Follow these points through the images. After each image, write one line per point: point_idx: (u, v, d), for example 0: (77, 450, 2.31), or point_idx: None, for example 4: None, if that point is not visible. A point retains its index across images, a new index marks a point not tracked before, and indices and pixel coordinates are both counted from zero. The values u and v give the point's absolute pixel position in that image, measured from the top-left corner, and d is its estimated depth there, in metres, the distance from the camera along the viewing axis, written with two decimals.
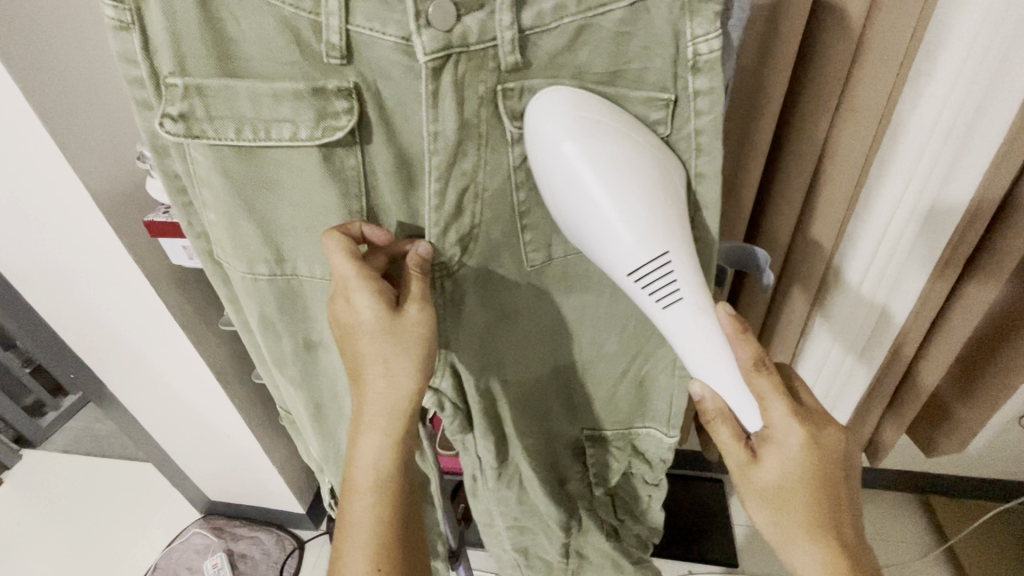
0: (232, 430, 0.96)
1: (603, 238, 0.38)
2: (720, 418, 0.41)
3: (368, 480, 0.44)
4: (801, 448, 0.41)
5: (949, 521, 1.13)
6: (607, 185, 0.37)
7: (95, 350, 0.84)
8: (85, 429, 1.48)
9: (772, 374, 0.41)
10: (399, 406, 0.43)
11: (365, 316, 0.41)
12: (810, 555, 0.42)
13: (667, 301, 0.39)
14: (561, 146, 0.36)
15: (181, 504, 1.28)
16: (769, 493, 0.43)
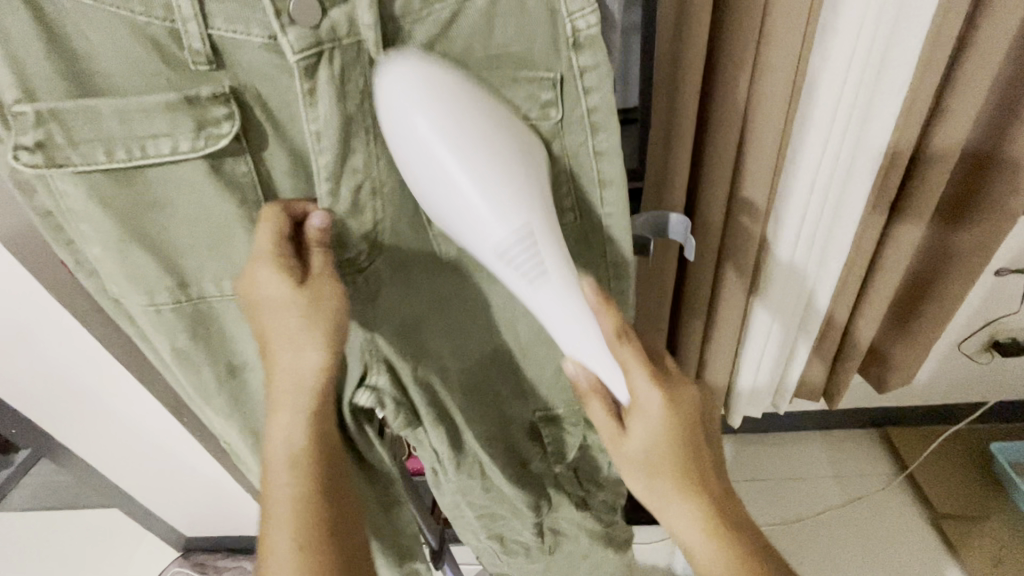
0: (196, 462, 0.93)
1: (454, 207, 0.36)
2: (593, 392, 0.44)
3: (284, 456, 0.43)
4: (663, 410, 0.43)
5: (906, 449, 1.20)
6: (462, 154, 0.35)
7: (35, 402, 0.80)
8: None
9: (633, 341, 0.42)
10: (310, 383, 0.42)
11: (273, 292, 0.40)
12: (684, 511, 0.44)
13: (533, 278, 0.38)
14: (413, 119, 0.34)
15: (158, 546, 1.23)
16: (644, 463, 0.45)
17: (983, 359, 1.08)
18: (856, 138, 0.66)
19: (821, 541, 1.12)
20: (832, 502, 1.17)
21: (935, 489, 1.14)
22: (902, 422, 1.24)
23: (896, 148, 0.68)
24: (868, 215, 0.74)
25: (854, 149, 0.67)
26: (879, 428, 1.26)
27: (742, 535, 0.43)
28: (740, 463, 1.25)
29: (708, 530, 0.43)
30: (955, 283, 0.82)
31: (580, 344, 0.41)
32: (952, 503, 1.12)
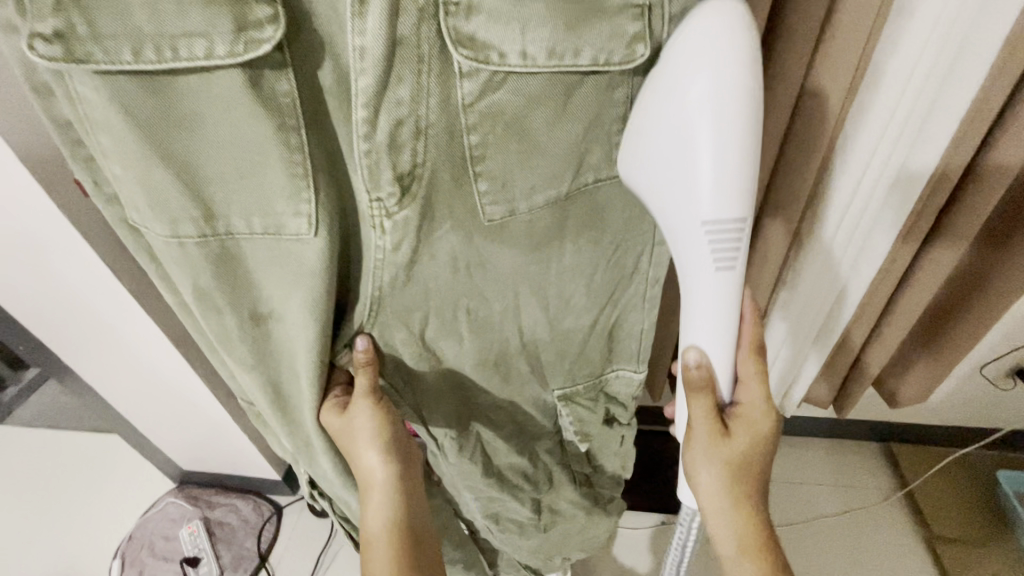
0: (198, 398, 0.93)
1: (682, 178, 0.39)
2: (705, 383, 0.48)
3: (380, 531, 0.53)
4: (767, 420, 0.51)
5: (908, 467, 1.18)
6: (719, 147, 0.37)
7: (43, 320, 0.80)
8: (47, 404, 1.43)
9: (761, 365, 0.52)
10: (390, 472, 0.54)
11: (335, 424, 0.51)
12: (734, 517, 0.51)
13: (721, 259, 0.42)
14: (690, 85, 0.36)
15: (153, 477, 1.25)
16: (731, 463, 0.50)
17: (1004, 385, 1.05)
18: (902, 159, 0.62)
19: (812, 549, 1.11)
20: (825, 510, 1.16)
21: (933, 508, 1.13)
22: (908, 439, 1.22)
23: (947, 167, 0.63)
24: (905, 233, 0.70)
25: (903, 159, 0.62)
26: (883, 442, 1.24)
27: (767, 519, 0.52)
28: None
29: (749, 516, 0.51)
30: (987, 313, 0.79)
31: (724, 327, 0.47)
32: (949, 527, 1.11)
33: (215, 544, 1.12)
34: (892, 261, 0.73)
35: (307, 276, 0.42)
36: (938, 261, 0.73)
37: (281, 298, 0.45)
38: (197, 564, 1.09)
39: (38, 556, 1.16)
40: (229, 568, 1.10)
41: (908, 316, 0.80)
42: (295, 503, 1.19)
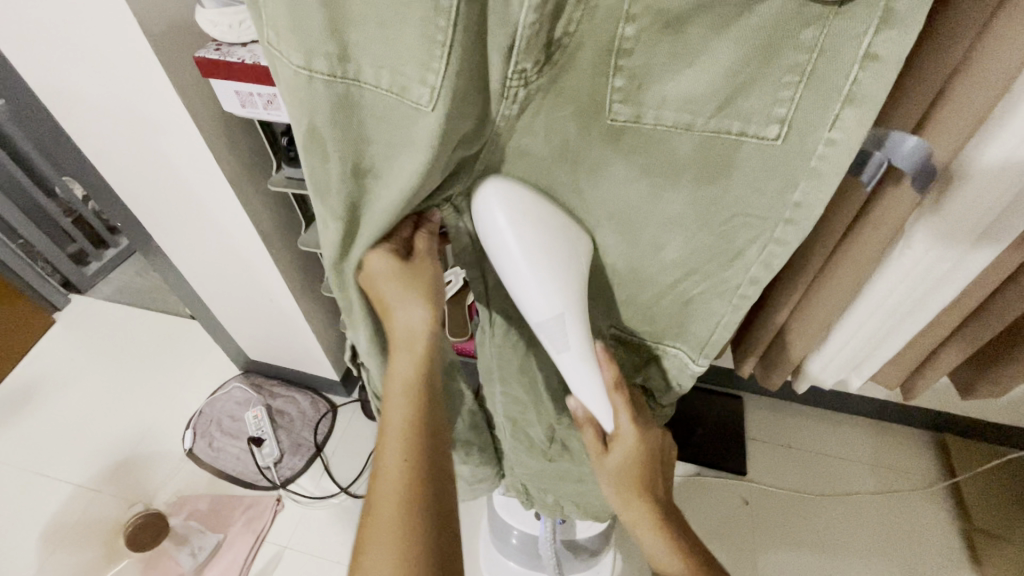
0: (275, 292, 0.98)
1: (518, 291, 0.47)
2: (587, 422, 0.55)
3: (398, 390, 0.50)
4: (636, 441, 0.54)
5: (960, 460, 1.15)
6: (529, 254, 0.46)
7: (143, 197, 0.86)
8: (128, 281, 1.55)
9: (624, 392, 0.53)
10: (419, 334, 0.50)
11: (381, 269, 0.49)
12: (653, 541, 0.55)
13: (559, 348, 0.49)
14: (495, 217, 0.46)
15: (220, 361, 1.35)
16: (617, 478, 0.56)
17: None
18: None
19: (840, 522, 1.12)
20: (863, 487, 1.15)
21: (979, 503, 1.10)
22: (963, 433, 1.19)
23: None
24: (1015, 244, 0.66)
25: None
26: (936, 432, 1.21)
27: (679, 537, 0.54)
28: (777, 428, 1.24)
29: (667, 542, 0.54)
30: None
31: (588, 395, 0.52)
32: (992, 521, 1.08)
33: (276, 430, 1.20)
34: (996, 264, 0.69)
35: (420, 144, 0.41)
36: None
37: (390, 157, 0.44)
38: (261, 445, 1.17)
39: (114, 413, 1.27)
40: (289, 453, 1.18)
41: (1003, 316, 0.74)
42: (349, 405, 1.26)
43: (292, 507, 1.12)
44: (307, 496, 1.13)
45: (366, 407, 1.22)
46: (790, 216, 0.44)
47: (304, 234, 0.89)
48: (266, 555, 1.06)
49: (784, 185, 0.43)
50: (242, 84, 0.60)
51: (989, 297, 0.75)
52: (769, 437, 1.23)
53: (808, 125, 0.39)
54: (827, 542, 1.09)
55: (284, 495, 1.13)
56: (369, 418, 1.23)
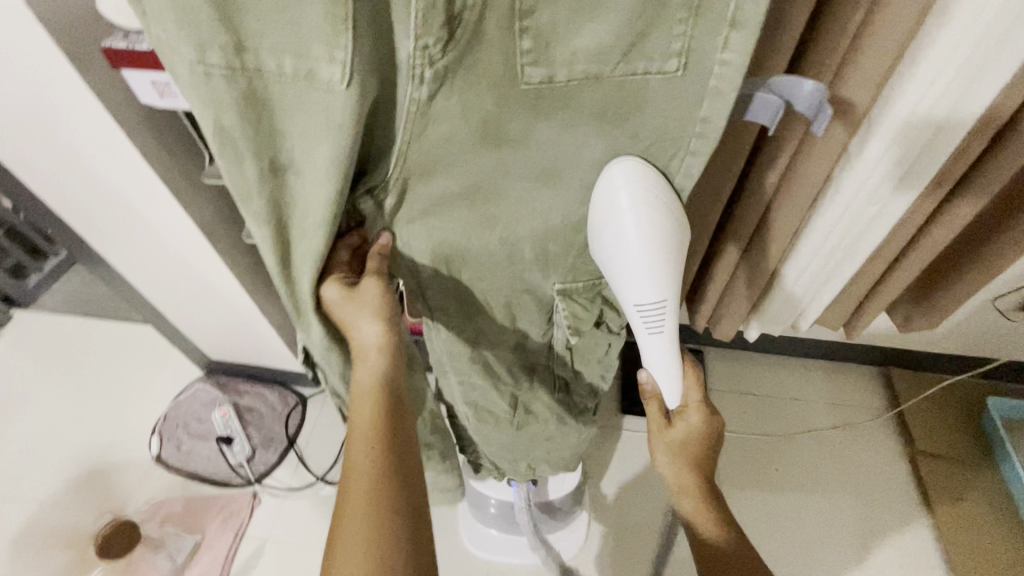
0: (227, 288, 0.96)
1: (627, 278, 0.50)
2: (654, 394, 0.59)
3: (363, 397, 0.52)
4: (702, 422, 0.59)
5: (904, 391, 1.23)
6: (648, 250, 0.49)
7: (72, 202, 0.82)
8: (76, 292, 1.50)
9: (694, 367, 0.60)
10: (377, 344, 0.53)
11: (336, 296, 0.53)
12: (700, 514, 0.58)
13: (652, 328, 0.53)
14: (620, 204, 0.47)
15: (182, 364, 1.32)
16: (677, 451, 0.59)
17: (1014, 319, 1.06)
18: (959, 92, 0.59)
19: (797, 459, 1.19)
20: (818, 424, 1.23)
21: (922, 429, 1.18)
22: (906, 365, 1.26)
23: (992, 116, 0.61)
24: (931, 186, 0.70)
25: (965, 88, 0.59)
26: (883, 367, 1.29)
27: (730, 519, 0.58)
28: (736, 376, 1.30)
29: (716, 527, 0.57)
30: (999, 256, 0.78)
31: (665, 372, 0.56)
32: (934, 445, 1.17)
33: (246, 427, 1.19)
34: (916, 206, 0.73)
35: (336, 128, 0.41)
36: (958, 212, 0.72)
37: (306, 147, 0.44)
38: (231, 443, 1.16)
39: (73, 427, 1.23)
40: (260, 448, 1.17)
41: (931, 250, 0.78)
42: (318, 395, 1.26)
43: (269, 501, 1.12)
44: (284, 488, 1.13)
45: None
46: (703, 133, 0.46)
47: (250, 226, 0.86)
48: (249, 549, 1.07)
49: (685, 113, 0.44)
50: (160, 74, 0.58)
51: (913, 237, 0.79)
52: (730, 387, 1.28)
53: (701, 52, 0.40)
54: (788, 478, 1.16)
55: (260, 491, 1.13)
56: (340, 406, 1.23)
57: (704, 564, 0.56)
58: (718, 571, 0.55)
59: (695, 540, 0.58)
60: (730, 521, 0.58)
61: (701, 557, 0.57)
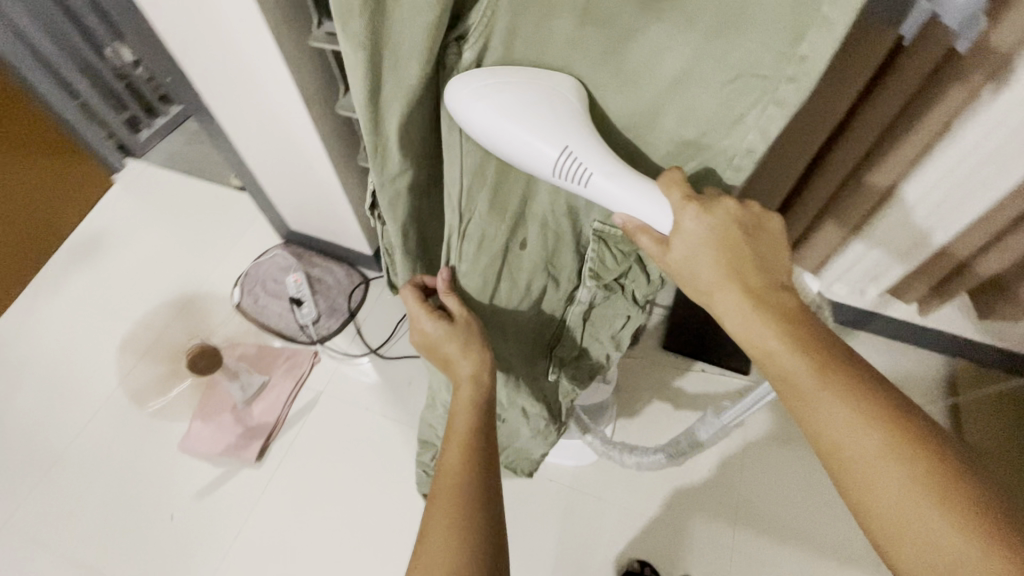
0: (316, 160, 1.03)
1: (521, 148, 0.45)
2: (642, 228, 0.49)
3: (462, 412, 0.59)
4: (701, 227, 0.46)
5: (965, 383, 1.17)
6: (522, 122, 0.44)
7: (191, 52, 0.89)
8: (176, 149, 1.63)
9: (674, 171, 0.48)
10: (470, 370, 0.61)
11: (434, 332, 0.62)
12: (770, 339, 0.44)
13: (583, 182, 0.46)
14: (475, 103, 0.44)
15: (264, 231, 1.43)
16: (692, 277, 0.48)
17: None
18: None
19: None
20: None
21: (977, 421, 1.12)
22: (976, 360, 1.20)
23: None
24: None
25: None
26: (949, 356, 1.23)
27: (804, 335, 0.44)
28: None
29: (792, 346, 0.44)
30: None
31: (636, 197, 0.46)
32: (988, 441, 1.09)
33: (314, 293, 1.30)
34: None
35: None
36: None
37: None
38: (300, 305, 1.28)
39: (170, 269, 1.38)
40: (325, 315, 1.29)
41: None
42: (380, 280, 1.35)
43: (327, 361, 1.25)
44: (341, 352, 1.25)
45: None
46: (793, 74, 0.40)
47: (344, 99, 0.92)
48: (305, 398, 1.20)
49: (791, 37, 0.38)
50: None
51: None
52: None
53: None
54: None
55: (320, 351, 1.26)
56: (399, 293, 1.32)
57: (793, 406, 0.44)
58: (814, 408, 0.42)
59: (771, 368, 0.45)
60: (808, 328, 0.45)
61: (786, 396, 0.44)
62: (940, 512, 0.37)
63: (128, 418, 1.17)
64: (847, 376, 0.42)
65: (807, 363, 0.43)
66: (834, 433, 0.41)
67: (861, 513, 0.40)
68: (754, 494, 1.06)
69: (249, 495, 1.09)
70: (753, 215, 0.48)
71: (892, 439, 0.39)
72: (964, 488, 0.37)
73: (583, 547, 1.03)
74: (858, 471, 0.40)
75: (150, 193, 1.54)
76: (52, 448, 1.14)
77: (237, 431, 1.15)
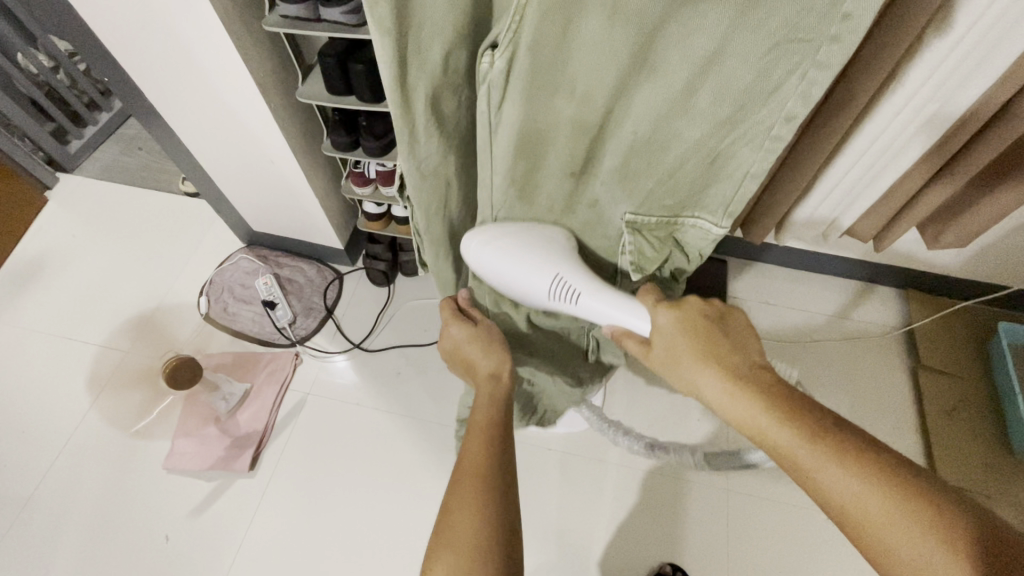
0: (278, 154, 0.99)
1: (525, 288, 0.70)
2: (624, 334, 0.65)
3: (483, 406, 0.62)
4: (671, 322, 0.60)
5: (917, 311, 1.26)
6: (526, 268, 0.68)
7: (133, 50, 0.83)
8: (114, 158, 1.53)
9: (648, 294, 0.64)
10: (491, 370, 0.67)
11: (463, 340, 0.70)
12: (750, 408, 0.51)
13: (573, 299, 0.68)
14: (480, 254, 0.69)
15: (224, 235, 1.37)
16: (676, 363, 0.58)
17: None
18: None
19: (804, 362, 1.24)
20: (830, 335, 1.27)
21: (929, 346, 1.21)
22: (924, 288, 1.29)
23: None
24: (999, 83, 0.69)
25: None
26: (901, 288, 1.32)
27: (782, 397, 0.51)
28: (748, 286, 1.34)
29: (770, 410, 0.50)
30: None
31: (615, 318, 0.66)
32: (941, 363, 1.19)
33: (287, 294, 1.26)
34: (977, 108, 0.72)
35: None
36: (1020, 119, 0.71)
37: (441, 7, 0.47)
38: (274, 308, 1.23)
39: (126, 286, 1.31)
40: (301, 315, 1.25)
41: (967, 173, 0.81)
42: (354, 273, 1.32)
43: (309, 361, 1.21)
44: (323, 351, 1.22)
45: (370, 274, 1.28)
46: (837, 32, 0.44)
47: (302, 86, 0.89)
48: (291, 400, 1.17)
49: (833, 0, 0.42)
50: None
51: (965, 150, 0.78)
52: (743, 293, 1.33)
53: None
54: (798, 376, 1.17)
55: (302, 351, 1.22)
56: (374, 284, 1.30)
57: (789, 469, 0.48)
58: (802, 460, 0.47)
59: (761, 440, 0.50)
60: (786, 397, 0.51)
61: (778, 459, 0.48)
62: (946, 554, 0.40)
63: (101, 445, 1.11)
64: (827, 427, 0.47)
65: (788, 419, 0.49)
66: (830, 486, 0.45)
67: (890, 574, 0.42)
68: (740, 436, 1.12)
69: (245, 506, 1.06)
70: (719, 313, 0.59)
71: (891, 496, 0.42)
72: (970, 533, 0.40)
73: (588, 509, 1.06)
74: (871, 536, 0.43)
75: (91, 207, 1.44)
76: (21, 487, 1.07)
77: (225, 442, 1.11)
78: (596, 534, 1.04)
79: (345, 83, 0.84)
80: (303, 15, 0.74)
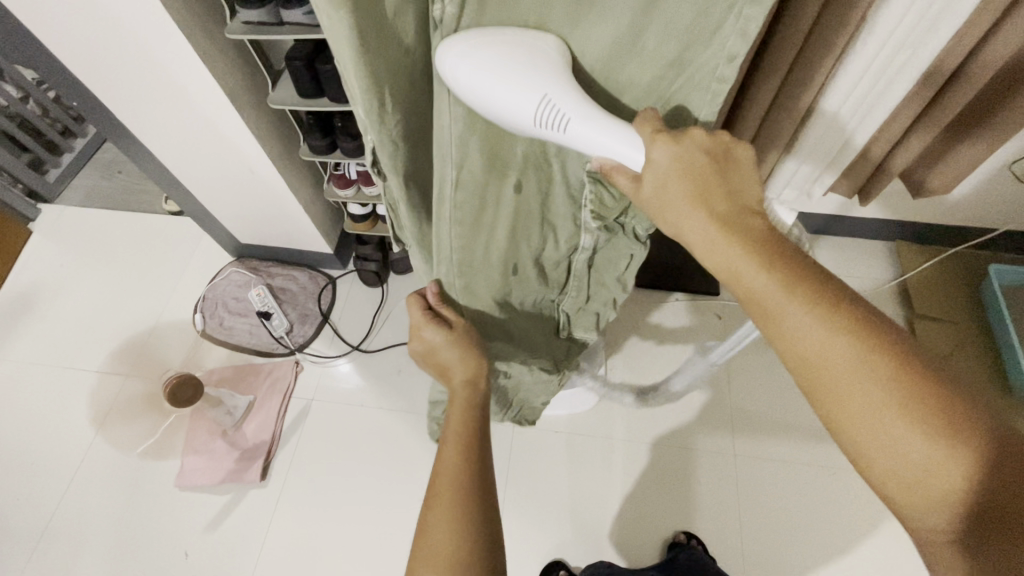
0: (257, 164, 0.98)
1: (506, 112, 0.43)
2: (615, 169, 0.47)
3: (457, 418, 0.60)
4: (669, 157, 0.44)
5: (907, 261, 1.27)
6: (506, 80, 0.41)
7: (99, 72, 0.82)
8: (94, 184, 1.51)
9: (647, 111, 0.47)
10: (466, 374, 0.64)
11: (434, 339, 0.64)
12: (747, 264, 0.41)
13: (559, 125, 0.44)
14: (459, 63, 0.40)
15: (213, 250, 1.37)
16: (660, 205, 0.45)
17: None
18: None
19: None
20: None
21: (923, 295, 1.22)
22: (914, 238, 1.30)
23: None
24: (964, 29, 0.70)
25: None
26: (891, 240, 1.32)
27: (785, 259, 0.41)
28: None
29: (771, 271, 0.41)
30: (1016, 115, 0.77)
31: (615, 145, 0.44)
32: (935, 310, 1.20)
33: (281, 303, 1.26)
34: (944, 55, 0.73)
35: None
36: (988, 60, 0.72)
37: None
38: (269, 318, 1.23)
39: (119, 310, 1.30)
40: (298, 322, 1.25)
41: (940, 122, 0.82)
42: (346, 276, 1.32)
43: (310, 367, 1.22)
44: (323, 356, 1.23)
45: (362, 276, 1.28)
46: None
47: (274, 92, 0.88)
48: (295, 408, 1.17)
49: None
50: None
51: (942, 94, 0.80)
52: None
53: None
54: None
55: (301, 359, 1.23)
56: (367, 285, 1.30)
57: (770, 335, 0.42)
58: (782, 319, 0.40)
59: (738, 288, 0.42)
60: (787, 254, 0.42)
61: (754, 314, 0.42)
62: (921, 438, 0.37)
63: (112, 471, 1.11)
64: (818, 287, 0.40)
65: (783, 279, 0.40)
66: (804, 348, 0.40)
67: (839, 436, 0.41)
68: (742, 401, 1.13)
69: (260, 517, 1.07)
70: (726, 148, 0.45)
71: (879, 371, 0.38)
72: (957, 421, 0.37)
73: (599, 486, 1.07)
74: (844, 401, 0.39)
75: (77, 235, 1.43)
76: (38, 518, 1.08)
77: (234, 455, 1.12)
78: (610, 511, 1.05)
79: (316, 86, 0.84)
80: (267, 19, 0.74)
